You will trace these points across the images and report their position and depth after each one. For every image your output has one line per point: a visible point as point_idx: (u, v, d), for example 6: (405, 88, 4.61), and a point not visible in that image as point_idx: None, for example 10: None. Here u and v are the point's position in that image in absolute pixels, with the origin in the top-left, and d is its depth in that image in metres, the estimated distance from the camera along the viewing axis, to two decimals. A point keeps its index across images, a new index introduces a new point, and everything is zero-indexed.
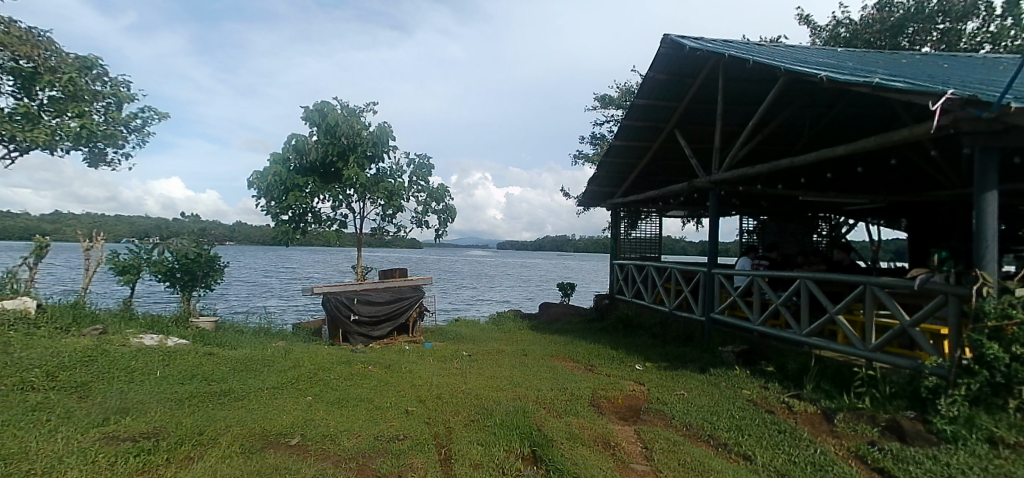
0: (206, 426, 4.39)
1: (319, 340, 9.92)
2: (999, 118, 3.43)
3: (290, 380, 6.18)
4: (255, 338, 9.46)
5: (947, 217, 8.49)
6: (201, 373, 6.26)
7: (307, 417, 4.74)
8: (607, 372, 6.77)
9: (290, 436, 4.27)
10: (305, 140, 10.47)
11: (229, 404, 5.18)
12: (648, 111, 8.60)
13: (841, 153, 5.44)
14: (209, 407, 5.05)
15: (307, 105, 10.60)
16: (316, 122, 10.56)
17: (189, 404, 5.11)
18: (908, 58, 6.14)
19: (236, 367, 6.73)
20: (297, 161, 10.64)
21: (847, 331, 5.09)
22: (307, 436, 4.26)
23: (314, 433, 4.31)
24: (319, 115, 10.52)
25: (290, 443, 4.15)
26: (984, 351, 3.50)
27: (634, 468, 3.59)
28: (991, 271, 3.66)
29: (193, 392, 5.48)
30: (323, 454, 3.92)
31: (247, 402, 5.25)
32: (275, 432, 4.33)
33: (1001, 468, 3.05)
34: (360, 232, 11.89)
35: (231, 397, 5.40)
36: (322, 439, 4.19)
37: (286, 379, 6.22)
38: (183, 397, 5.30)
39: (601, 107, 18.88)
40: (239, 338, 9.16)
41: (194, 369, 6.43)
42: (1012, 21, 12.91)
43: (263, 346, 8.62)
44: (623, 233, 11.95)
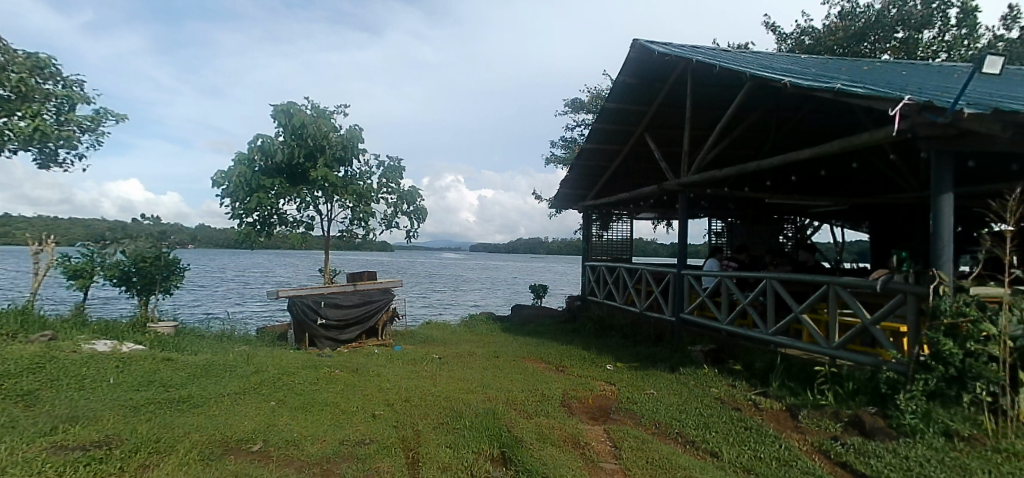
0: (164, 433, 4.18)
1: (286, 345, 9.63)
2: (954, 124, 3.53)
3: (253, 385, 5.94)
4: (217, 343, 9.13)
5: (908, 221, 8.81)
6: (159, 380, 5.96)
7: (270, 423, 4.55)
8: (579, 372, 6.77)
9: (252, 442, 4.09)
10: (271, 141, 10.18)
11: (187, 411, 4.93)
12: (618, 114, 8.69)
13: (804, 157, 5.58)
14: (166, 413, 4.82)
15: (273, 105, 10.30)
16: (283, 122, 10.27)
17: (145, 410, 4.87)
18: (869, 65, 6.35)
19: (196, 372, 6.45)
20: (262, 162, 10.34)
21: (812, 330, 5.21)
22: (270, 441, 4.09)
23: (278, 438, 4.14)
24: (285, 116, 10.24)
25: (251, 449, 3.97)
26: (940, 348, 3.58)
27: (603, 466, 3.57)
28: (946, 270, 3.78)
29: (149, 399, 5.20)
30: (285, 459, 3.76)
31: (207, 409, 5.02)
32: (237, 438, 4.14)
33: (956, 460, 3.13)
34: (328, 234, 11.60)
35: (190, 403, 5.15)
36: (286, 444, 4.03)
37: (248, 384, 5.99)
38: (138, 404, 5.03)
39: (572, 111, 19.06)
40: (199, 343, 8.80)
41: (150, 375, 6.12)
42: (964, 32, 13.64)
43: (224, 351, 8.29)
44: (595, 234, 12.01)
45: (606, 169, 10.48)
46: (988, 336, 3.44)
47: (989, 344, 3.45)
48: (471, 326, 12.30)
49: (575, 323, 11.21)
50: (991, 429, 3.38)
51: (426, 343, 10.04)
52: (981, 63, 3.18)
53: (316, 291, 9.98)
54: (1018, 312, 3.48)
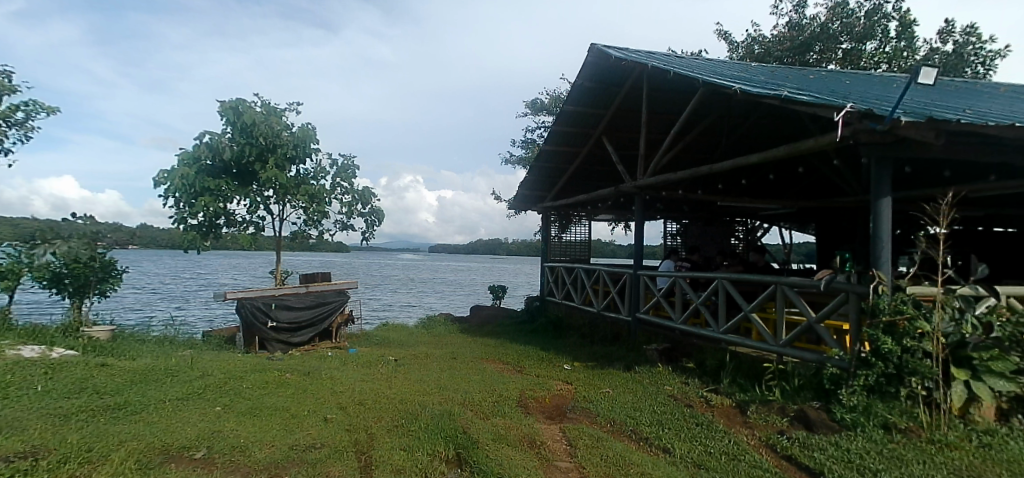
0: (97, 442, 3.84)
1: (233, 349, 9.15)
2: (892, 132, 3.69)
3: (196, 390, 5.58)
4: (159, 347, 8.59)
5: (851, 224, 9.26)
6: (94, 386, 5.52)
7: (214, 429, 4.26)
8: (536, 372, 6.73)
9: (195, 449, 3.82)
10: (219, 138, 9.68)
11: (123, 419, 4.56)
12: (576, 117, 8.75)
13: (753, 162, 5.75)
14: (99, 421, 4.45)
15: (220, 101, 9.79)
16: (230, 120, 9.77)
17: (76, 419, 4.48)
18: (814, 74, 6.62)
19: (134, 378, 6.01)
20: (209, 162, 9.84)
21: (760, 328, 5.38)
22: (214, 448, 3.83)
23: (224, 444, 3.89)
24: (233, 113, 9.74)
25: (194, 456, 3.70)
26: (879, 345, 3.72)
27: (558, 465, 3.53)
28: (885, 271, 3.95)
29: (81, 406, 4.80)
30: (230, 466, 3.53)
31: (146, 416, 4.66)
32: (178, 445, 3.85)
33: (893, 451, 3.24)
34: (279, 235, 11.13)
35: (127, 410, 4.78)
36: (232, 450, 3.79)
37: (191, 389, 5.63)
38: (68, 412, 4.62)
39: (532, 113, 19.14)
40: (139, 348, 8.24)
41: (83, 381, 5.66)
42: (901, 45, 14.54)
43: (166, 356, 7.80)
44: (554, 236, 12.02)
45: (565, 171, 10.53)
46: (923, 334, 3.60)
47: (923, 341, 3.60)
48: (428, 327, 12.11)
49: (533, 323, 11.19)
50: (927, 422, 3.51)
51: (382, 345, 9.78)
52: (916, 73, 3.32)
53: (266, 292, 9.53)
54: (950, 310, 3.65)
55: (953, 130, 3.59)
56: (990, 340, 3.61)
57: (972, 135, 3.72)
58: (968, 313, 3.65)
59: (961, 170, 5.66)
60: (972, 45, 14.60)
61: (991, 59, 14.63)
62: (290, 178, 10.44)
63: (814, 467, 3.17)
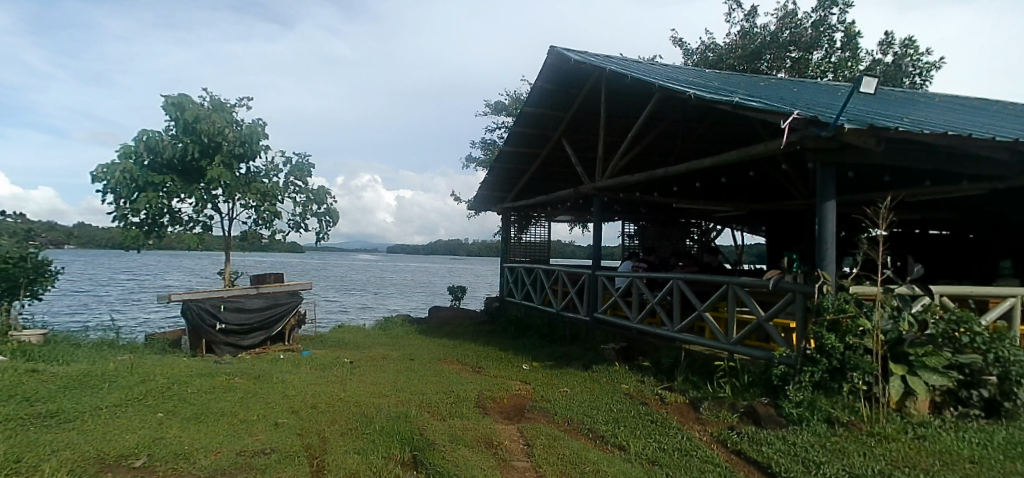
0: (26, 452, 3.51)
1: (178, 353, 8.66)
2: (837, 138, 3.85)
3: (137, 396, 5.21)
4: (95, 351, 8.00)
5: (799, 226, 9.67)
6: (21, 393, 5.06)
7: (155, 436, 3.99)
8: (495, 373, 6.67)
9: (135, 457, 3.55)
10: (159, 136, 9.14)
11: (55, 427, 4.20)
12: (536, 118, 8.77)
13: (706, 165, 5.89)
14: (27, 430, 4.07)
15: (163, 96, 9.25)
16: (174, 116, 9.25)
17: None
18: (764, 81, 6.85)
19: (68, 384, 5.56)
20: (151, 157, 9.27)
21: (712, 326, 5.53)
22: (156, 455, 3.57)
23: (166, 452, 3.63)
24: (176, 109, 9.23)
25: (133, 465, 3.43)
26: (823, 341, 3.86)
27: (515, 465, 3.48)
28: (830, 271, 4.12)
29: (7, 415, 4.39)
30: (172, 475, 3.30)
31: (79, 424, 4.29)
32: (117, 454, 3.57)
33: (836, 444, 3.35)
34: (228, 235, 10.60)
35: (58, 418, 4.40)
36: (175, 458, 3.54)
37: (131, 394, 5.25)
38: None
39: (493, 114, 19.10)
40: (73, 352, 7.65)
41: (10, 389, 5.18)
42: (846, 55, 15.30)
43: (104, 360, 7.27)
44: (513, 237, 11.99)
45: (524, 172, 10.54)
46: (864, 331, 3.76)
47: (865, 338, 3.75)
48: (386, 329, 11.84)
49: (493, 324, 11.11)
50: (867, 415, 3.65)
51: (338, 347, 9.49)
52: (859, 82, 3.47)
53: (215, 294, 9.06)
54: (889, 308, 3.85)
55: (891, 138, 3.76)
56: (924, 337, 3.81)
57: (909, 142, 3.92)
58: (905, 311, 3.84)
59: (899, 176, 5.97)
60: (910, 57, 15.57)
61: (927, 70, 15.62)
62: (239, 176, 9.97)
63: (762, 461, 3.26)
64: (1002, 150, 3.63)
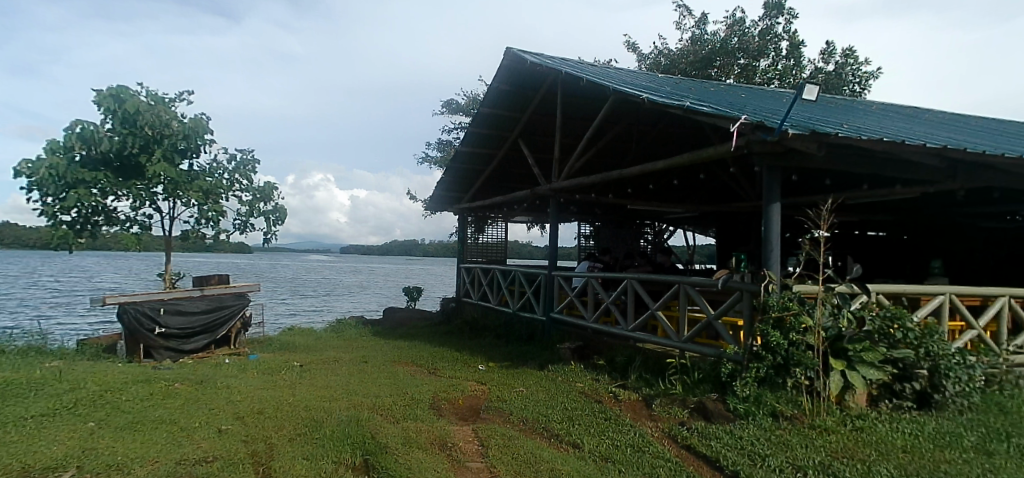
0: None
1: (113, 358, 8.10)
2: (781, 143, 3.99)
3: (65, 405, 4.78)
4: (17, 358, 7.32)
5: (746, 227, 10.05)
6: None
7: (86, 447, 3.67)
8: (452, 374, 6.57)
9: (62, 470, 3.24)
10: (94, 129, 8.49)
11: None
12: (491, 119, 8.73)
13: (659, 168, 6.02)
14: None
15: (98, 87, 8.57)
16: (110, 109, 8.59)
17: None
18: (714, 87, 7.06)
19: None
20: (84, 151, 8.57)
21: (664, 325, 5.65)
22: (85, 468, 3.27)
23: (98, 463, 3.34)
24: (113, 101, 8.57)
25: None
26: (768, 338, 4.01)
27: (469, 466, 3.41)
28: (775, 270, 4.28)
29: None
30: None
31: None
32: (40, 467, 3.25)
33: (780, 437, 3.47)
34: (169, 235, 9.98)
35: None
36: (107, 469, 3.25)
37: (58, 403, 4.82)
38: None
39: (448, 113, 18.92)
40: None
41: None
42: (791, 63, 16.05)
43: (27, 367, 6.66)
44: (470, 237, 11.88)
45: (481, 173, 10.48)
46: (807, 328, 3.92)
47: (807, 335, 3.91)
48: (339, 331, 11.48)
49: (449, 324, 10.97)
50: (809, 408, 3.79)
51: (288, 350, 9.10)
52: (802, 90, 3.62)
53: (154, 296, 8.48)
54: (830, 306, 4.03)
55: (832, 143, 3.95)
56: (862, 333, 4.00)
57: (848, 147, 4.11)
58: (845, 309, 4.04)
59: (839, 179, 6.28)
60: (850, 67, 16.54)
61: (865, 80, 16.63)
62: (182, 173, 9.37)
63: (710, 455, 3.33)
64: (932, 156, 3.87)
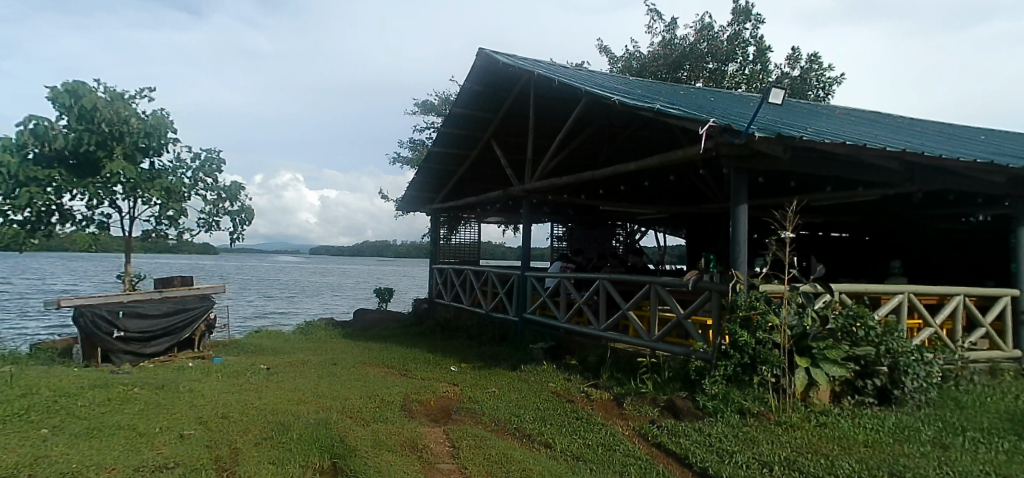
0: None
1: (68, 362, 7.73)
2: (748, 146, 4.07)
3: (15, 411, 4.51)
4: None
5: (715, 228, 10.25)
6: None
7: (38, 454, 3.46)
8: (424, 375, 6.48)
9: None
10: (50, 125, 8.11)
11: None
12: (463, 120, 8.68)
13: (630, 169, 6.07)
14: None
15: (52, 83, 8.21)
16: (66, 105, 8.22)
17: None
18: (684, 90, 7.17)
19: None
20: (37, 147, 8.12)
21: (635, 324, 5.70)
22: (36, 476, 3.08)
23: (50, 472, 3.15)
24: (69, 96, 8.20)
25: None
26: (736, 337, 4.08)
27: (440, 467, 3.36)
28: (742, 270, 4.37)
29: None
30: None
31: None
32: None
33: (747, 434, 3.53)
34: (129, 236, 9.57)
35: None
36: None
37: (7, 409, 4.53)
38: None
39: (421, 113, 18.72)
40: None
41: None
42: (758, 68, 16.48)
43: None
44: (442, 238, 11.77)
45: (453, 173, 10.41)
46: (773, 327, 4.00)
47: (773, 333, 3.99)
48: (307, 333, 11.20)
49: (421, 325, 10.85)
50: (775, 405, 3.87)
51: (255, 353, 8.82)
52: (768, 94, 3.69)
53: (111, 297, 8.09)
54: (795, 305, 4.13)
55: (797, 146, 4.04)
56: (825, 331, 4.12)
57: (812, 150, 4.22)
58: (809, 308, 4.14)
59: (804, 182, 6.46)
60: (815, 72, 17.09)
61: (828, 85, 17.21)
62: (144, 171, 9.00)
63: (680, 452, 3.36)
64: (892, 159, 4.00)
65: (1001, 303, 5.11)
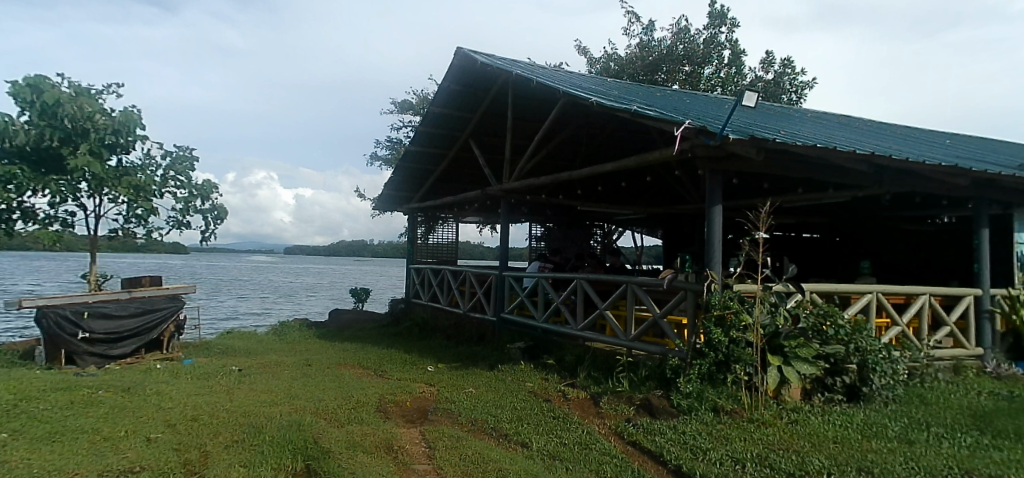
0: None
1: (28, 366, 7.34)
2: (723, 147, 4.13)
3: None
4: None
5: (691, 229, 10.40)
6: None
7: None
8: (400, 376, 6.40)
9: None
10: (10, 121, 7.79)
11: None
12: (441, 119, 8.62)
13: (608, 170, 6.10)
14: None
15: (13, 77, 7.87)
16: (27, 100, 7.88)
17: None
18: (661, 92, 7.25)
19: None
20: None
21: (612, 324, 5.74)
22: None
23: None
24: (31, 91, 7.87)
25: None
26: (711, 336, 4.14)
27: (416, 468, 3.31)
28: (716, 270, 4.43)
29: None
30: None
31: None
32: None
33: (720, 431, 3.58)
34: (95, 235, 9.22)
35: None
36: None
37: None
38: None
39: (398, 112, 18.53)
40: None
41: None
42: (732, 71, 16.81)
43: None
44: (419, 237, 11.66)
45: (431, 172, 10.33)
46: (747, 326, 4.07)
47: (746, 332, 4.06)
48: (281, 333, 10.96)
49: (398, 325, 10.73)
50: (748, 403, 3.94)
51: (226, 354, 8.59)
52: (742, 96, 3.75)
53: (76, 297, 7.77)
54: (768, 304, 4.21)
55: (770, 148, 4.12)
56: (796, 330, 4.21)
57: (784, 153, 4.30)
58: (781, 307, 4.23)
59: (776, 183, 6.60)
60: (787, 76, 17.51)
61: (800, 89, 17.65)
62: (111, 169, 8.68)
63: (655, 450, 3.39)
64: (861, 162, 4.11)
65: (964, 302, 5.31)
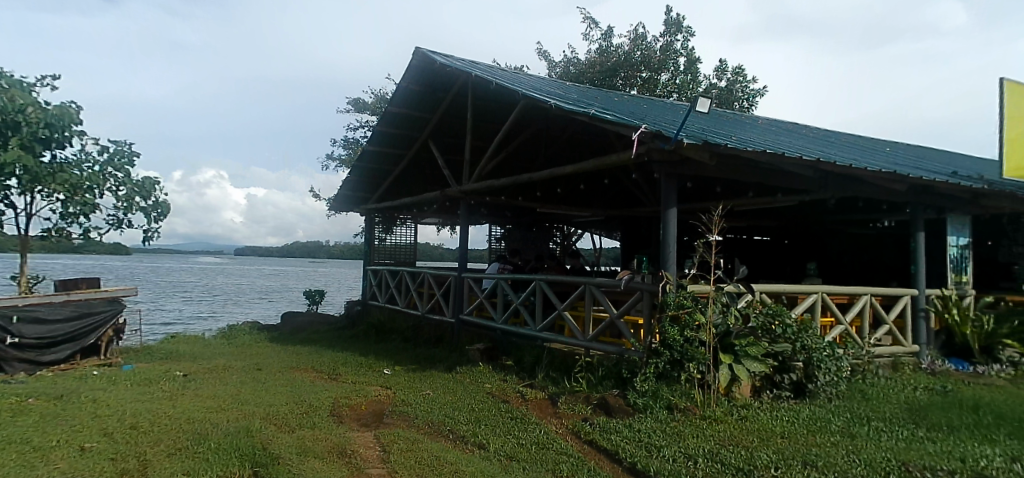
0: None
1: None
2: (678, 151, 4.22)
3: None
4: None
5: (647, 231, 10.64)
6: None
7: None
8: (355, 379, 6.23)
9: None
10: None
11: None
12: (399, 119, 8.47)
13: (567, 172, 6.14)
14: None
15: None
16: None
17: None
18: (618, 97, 7.38)
19: None
20: None
21: (571, 324, 5.78)
22: None
23: None
24: None
25: None
26: (666, 335, 4.23)
27: (370, 472, 3.22)
28: (670, 271, 4.53)
29: None
30: None
31: None
32: None
33: (674, 428, 3.66)
34: (25, 236, 8.52)
35: None
36: None
37: None
38: None
39: (355, 110, 18.12)
40: None
41: None
42: (687, 78, 17.36)
43: None
44: (377, 238, 11.40)
45: (389, 173, 10.13)
46: (700, 325, 4.20)
47: (700, 332, 4.18)
48: (229, 337, 10.48)
49: (354, 328, 10.46)
50: (700, 400, 4.04)
51: (170, 359, 8.13)
52: (695, 102, 3.85)
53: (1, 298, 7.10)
54: (720, 304, 4.34)
55: (722, 154, 4.25)
56: (746, 329, 4.36)
57: (735, 158, 4.44)
58: (732, 307, 4.38)
59: (728, 187, 6.84)
60: (738, 84, 18.24)
61: (750, 97, 18.43)
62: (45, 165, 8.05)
63: (611, 448, 3.42)
64: (807, 167, 4.30)
65: (901, 302, 5.65)
